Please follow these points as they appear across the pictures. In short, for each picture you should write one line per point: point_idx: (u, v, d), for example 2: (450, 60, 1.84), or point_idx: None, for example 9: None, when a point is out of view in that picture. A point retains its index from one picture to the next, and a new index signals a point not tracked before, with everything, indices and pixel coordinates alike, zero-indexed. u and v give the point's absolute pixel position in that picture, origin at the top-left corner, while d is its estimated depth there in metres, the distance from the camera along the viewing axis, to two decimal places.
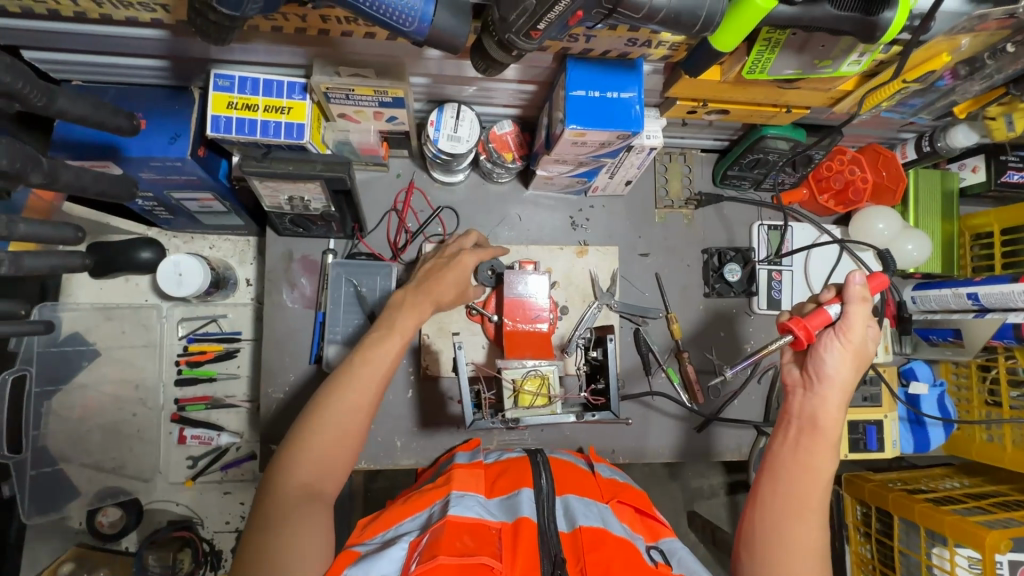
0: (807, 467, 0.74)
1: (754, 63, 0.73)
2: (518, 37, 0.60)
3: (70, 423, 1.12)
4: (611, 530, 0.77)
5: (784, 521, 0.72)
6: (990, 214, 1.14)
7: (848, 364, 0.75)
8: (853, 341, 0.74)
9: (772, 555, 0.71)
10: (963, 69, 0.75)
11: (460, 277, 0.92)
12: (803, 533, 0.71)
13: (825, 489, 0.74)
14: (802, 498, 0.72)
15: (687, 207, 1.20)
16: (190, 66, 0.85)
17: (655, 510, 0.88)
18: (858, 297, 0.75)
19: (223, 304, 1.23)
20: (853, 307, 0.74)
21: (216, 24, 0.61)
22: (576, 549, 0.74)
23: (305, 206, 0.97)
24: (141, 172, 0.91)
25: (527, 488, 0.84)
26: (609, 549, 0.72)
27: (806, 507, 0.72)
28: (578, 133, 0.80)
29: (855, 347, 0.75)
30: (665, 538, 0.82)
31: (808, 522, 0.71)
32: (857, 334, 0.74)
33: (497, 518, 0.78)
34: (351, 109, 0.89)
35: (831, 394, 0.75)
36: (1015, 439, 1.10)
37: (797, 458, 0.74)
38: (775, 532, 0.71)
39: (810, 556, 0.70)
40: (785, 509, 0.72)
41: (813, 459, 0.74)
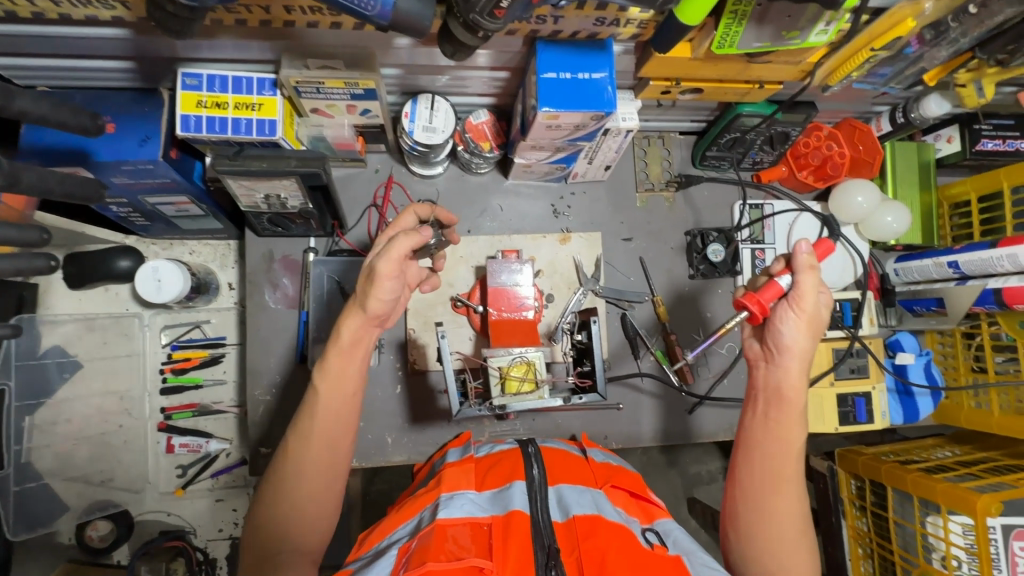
0: (780, 437, 0.75)
1: (723, 37, 0.73)
2: (482, 17, 0.60)
3: (53, 439, 1.08)
4: (606, 515, 0.76)
5: (766, 496, 0.73)
6: (967, 182, 1.15)
7: (804, 333, 0.73)
8: (810, 310, 0.72)
9: (756, 530, 0.73)
10: (929, 33, 0.75)
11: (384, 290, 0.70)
12: (786, 503, 0.73)
13: (798, 456, 0.75)
14: (779, 469, 0.74)
15: (668, 189, 1.21)
16: (156, 66, 0.84)
17: (649, 493, 0.88)
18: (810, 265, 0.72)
19: (206, 309, 1.22)
20: (803, 276, 0.72)
21: (174, 15, 0.60)
22: (572, 538, 0.73)
23: (282, 204, 0.96)
24: (113, 176, 0.90)
25: (519, 480, 0.83)
26: (604, 535, 0.71)
27: (783, 478, 0.74)
28: (551, 116, 0.80)
29: (809, 315, 0.73)
30: (659, 520, 0.82)
31: (788, 491, 0.73)
32: (812, 302, 0.72)
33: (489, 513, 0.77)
34: (323, 103, 0.89)
35: (791, 365, 0.74)
36: (1001, 405, 1.11)
37: (769, 430, 0.75)
38: (760, 508, 0.73)
39: (792, 524, 0.72)
40: (764, 484, 0.74)
41: (784, 429, 0.75)
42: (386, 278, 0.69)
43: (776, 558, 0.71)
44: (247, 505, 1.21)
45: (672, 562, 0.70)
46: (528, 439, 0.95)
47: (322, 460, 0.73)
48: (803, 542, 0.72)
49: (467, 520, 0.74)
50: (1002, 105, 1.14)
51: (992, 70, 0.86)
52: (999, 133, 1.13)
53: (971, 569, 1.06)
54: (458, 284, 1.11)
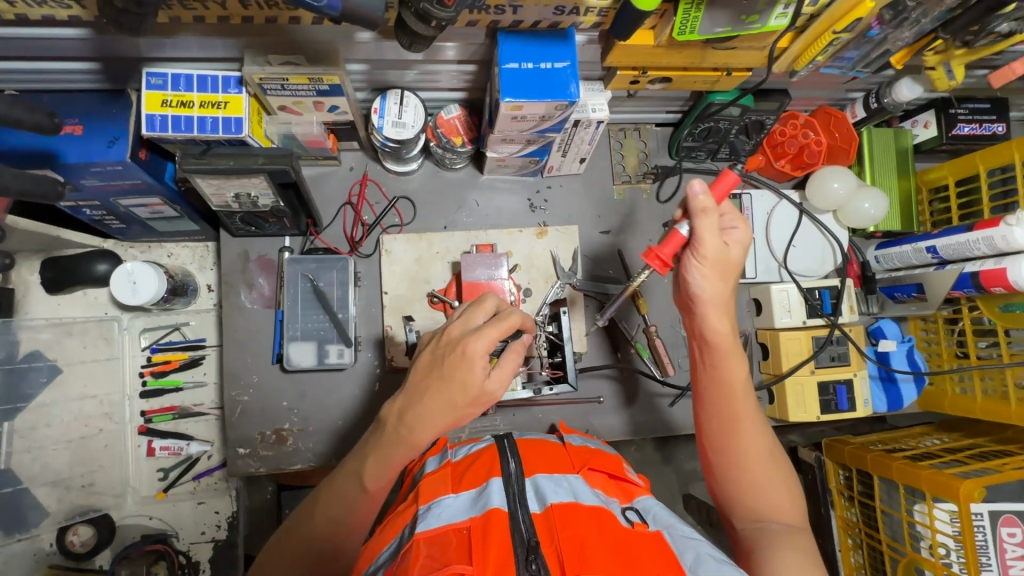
0: (722, 379, 0.78)
1: (682, 23, 0.74)
2: (432, 6, 0.60)
3: (44, 439, 1.04)
4: (583, 500, 0.74)
5: (731, 440, 0.77)
6: (944, 166, 1.14)
7: (711, 278, 0.75)
8: (712, 254, 0.74)
9: (726, 470, 0.77)
10: (887, 13, 0.75)
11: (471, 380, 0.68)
12: (751, 441, 0.76)
13: (747, 393, 0.78)
14: (734, 411, 0.78)
15: (646, 181, 1.20)
16: (124, 68, 0.83)
17: (627, 472, 0.88)
18: (701, 209, 0.73)
19: (185, 312, 1.22)
20: (700, 222, 0.73)
21: (125, 11, 0.60)
22: (550, 528, 0.70)
23: (254, 203, 0.95)
24: (83, 179, 0.89)
25: (496, 477, 0.80)
26: (583, 523, 0.69)
27: (737, 417, 0.77)
28: (514, 107, 0.80)
29: (713, 260, 0.74)
30: (639, 497, 0.82)
31: (749, 429, 0.77)
32: (713, 245, 0.74)
33: (466, 514, 0.74)
34: (290, 101, 0.89)
35: (707, 311, 0.76)
36: (985, 390, 1.10)
37: (714, 375, 0.79)
38: (732, 455, 0.77)
39: (756, 457, 0.76)
40: (720, 426, 0.78)
41: (724, 371, 0.78)
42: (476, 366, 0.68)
43: (762, 498, 0.75)
44: (229, 507, 1.20)
45: (654, 539, 0.70)
46: (504, 435, 0.94)
47: (352, 516, 0.76)
48: (779, 471, 0.76)
49: (446, 527, 0.72)
50: (977, 90, 1.14)
51: (959, 52, 0.86)
52: (975, 118, 1.12)
53: (956, 556, 1.06)
54: (434, 281, 1.11)
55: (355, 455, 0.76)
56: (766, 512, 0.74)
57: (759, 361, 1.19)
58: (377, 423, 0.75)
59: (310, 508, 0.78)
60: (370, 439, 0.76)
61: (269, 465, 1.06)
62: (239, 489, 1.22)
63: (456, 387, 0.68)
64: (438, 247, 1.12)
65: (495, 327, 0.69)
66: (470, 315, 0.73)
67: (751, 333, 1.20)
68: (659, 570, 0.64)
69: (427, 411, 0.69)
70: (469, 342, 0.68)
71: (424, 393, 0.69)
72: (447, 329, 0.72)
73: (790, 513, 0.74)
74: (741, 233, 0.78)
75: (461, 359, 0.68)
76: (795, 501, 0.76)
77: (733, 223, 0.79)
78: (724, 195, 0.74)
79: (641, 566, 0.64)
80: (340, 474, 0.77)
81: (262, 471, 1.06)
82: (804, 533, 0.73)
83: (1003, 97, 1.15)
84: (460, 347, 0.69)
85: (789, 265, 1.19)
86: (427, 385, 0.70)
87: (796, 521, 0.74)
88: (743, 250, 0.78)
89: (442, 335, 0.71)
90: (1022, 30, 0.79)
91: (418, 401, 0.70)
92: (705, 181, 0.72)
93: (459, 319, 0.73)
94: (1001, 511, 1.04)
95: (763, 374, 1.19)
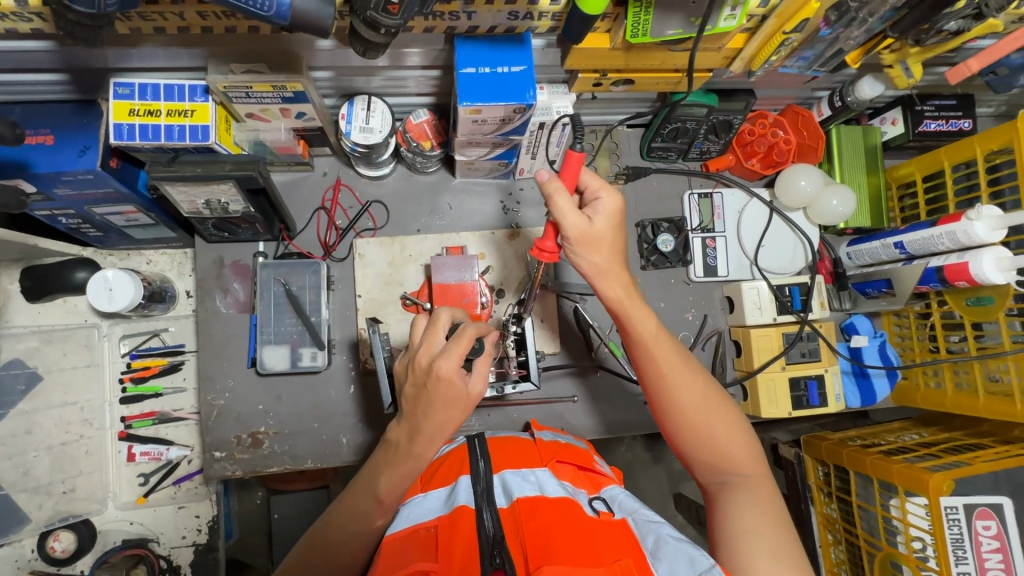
0: (639, 344, 0.78)
1: (634, 25, 0.75)
2: (378, 13, 0.62)
3: (26, 445, 1.07)
4: (549, 493, 0.74)
5: (668, 400, 0.78)
6: (912, 163, 1.16)
7: (592, 255, 0.73)
8: (578, 235, 0.70)
9: (674, 427, 0.79)
10: (833, 15, 0.77)
11: (456, 393, 0.71)
12: (687, 396, 0.78)
13: (666, 343, 0.79)
14: (662, 371, 0.78)
15: (618, 182, 1.21)
16: (93, 79, 0.85)
17: (595, 463, 0.87)
18: (554, 192, 0.66)
19: (164, 318, 1.24)
20: (556, 210, 0.68)
21: (79, 24, 0.61)
22: (515, 523, 0.70)
23: (224, 209, 0.96)
24: (55, 188, 0.89)
25: (465, 475, 0.79)
26: (547, 516, 0.69)
27: (664, 372, 0.78)
28: (472, 110, 0.82)
29: (583, 239, 0.71)
30: (607, 487, 0.82)
31: (682, 386, 0.78)
32: (576, 223, 0.69)
33: (434, 514, 0.74)
34: (257, 108, 0.90)
35: (600, 285, 0.76)
36: (956, 383, 1.11)
37: (632, 338, 0.79)
38: (673, 412, 0.78)
39: (694, 405, 0.78)
40: (653, 386, 0.79)
41: (637, 331, 0.78)
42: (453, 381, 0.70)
43: (711, 448, 0.77)
44: (210, 511, 1.21)
45: (619, 527, 0.71)
46: (475, 433, 0.89)
47: (370, 529, 0.78)
48: (722, 415, 0.78)
49: (413, 527, 0.73)
50: (942, 86, 1.15)
51: (914, 50, 0.88)
52: (941, 114, 1.13)
53: (931, 549, 1.05)
54: (407, 283, 1.13)
55: (367, 473, 0.79)
56: (720, 460, 0.77)
57: (732, 358, 1.20)
58: (388, 443, 0.77)
59: (324, 528, 0.79)
60: (381, 457, 0.79)
61: (246, 467, 1.07)
62: (219, 493, 1.23)
63: (449, 406, 0.72)
64: (412, 250, 1.13)
65: (459, 345, 0.70)
66: (432, 337, 0.73)
67: (725, 331, 1.21)
68: (620, 557, 0.64)
69: (430, 433, 0.73)
70: (440, 367, 0.69)
71: (420, 422, 0.72)
72: (417, 358, 0.73)
73: (741, 455, 0.77)
74: (609, 194, 0.73)
75: (441, 384, 0.70)
76: (744, 440, 0.78)
77: (601, 188, 0.72)
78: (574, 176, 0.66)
79: (602, 554, 0.64)
80: (352, 493, 0.79)
81: (238, 473, 1.07)
82: (759, 466, 0.77)
83: (968, 93, 1.17)
84: (435, 375, 0.70)
85: (760, 262, 1.20)
86: (419, 410, 0.73)
87: (749, 460, 0.77)
88: (614, 216, 0.73)
89: (413, 368, 0.72)
90: (970, 28, 0.80)
91: (420, 427, 0.73)
92: (545, 170, 0.66)
93: (423, 346, 0.73)
94: (975, 504, 1.01)
95: (737, 371, 1.20)
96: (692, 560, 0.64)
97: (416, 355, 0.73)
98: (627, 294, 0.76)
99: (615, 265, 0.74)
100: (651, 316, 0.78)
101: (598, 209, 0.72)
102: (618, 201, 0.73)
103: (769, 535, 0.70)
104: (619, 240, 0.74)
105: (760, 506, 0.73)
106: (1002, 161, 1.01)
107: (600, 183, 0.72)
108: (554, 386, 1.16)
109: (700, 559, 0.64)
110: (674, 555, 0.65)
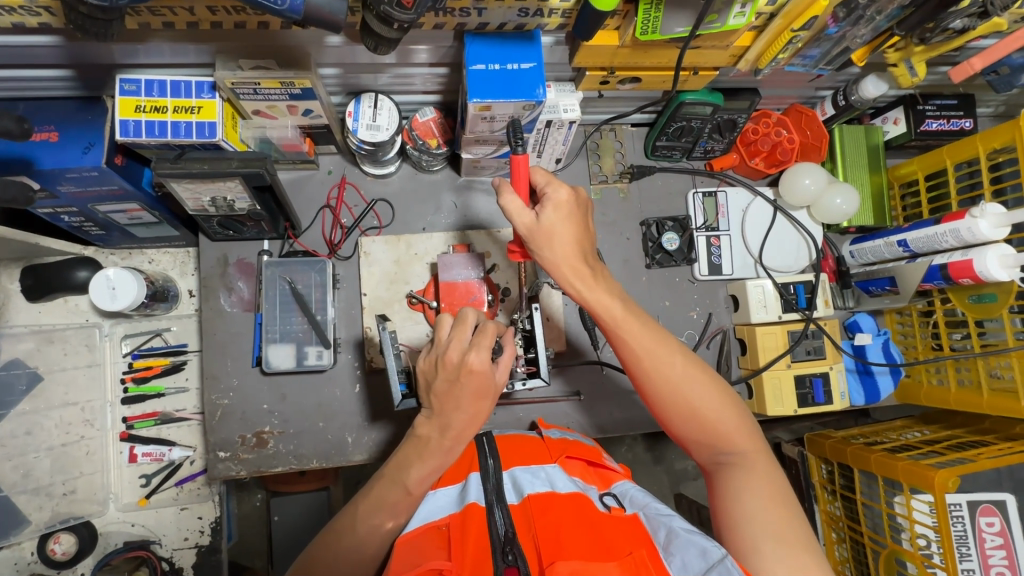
0: (611, 331, 0.77)
1: (644, 23, 0.75)
2: (393, 8, 0.62)
3: (27, 446, 1.04)
4: (559, 488, 0.74)
5: (648, 385, 0.76)
6: (914, 162, 1.17)
7: (550, 248, 0.75)
8: (528, 232, 0.74)
9: (662, 413, 0.77)
10: (841, 11, 0.78)
11: (478, 383, 0.74)
12: (668, 380, 0.75)
13: (640, 327, 0.76)
14: (639, 356, 0.76)
15: (622, 181, 1.22)
16: (98, 75, 0.84)
17: (605, 459, 0.87)
18: (503, 193, 0.73)
19: (167, 318, 1.22)
20: (506, 205, 0.73)
21: (90, 17, 0.61)
22: (526, 519, 0.69)
23: (230, 207, 0.96)
24: (59, 185, 0.88)
25: (475, 472, 0.79)
26: (558, 512, 0.69)
27: (640, 357, 0.76)
28: (482, 107, 0.82)
29: (540, 233, 0.74)
30: (616, 483, 0.81)
31: (661, 370, 0.75)
32: (524, 219, 0.73)
33: (446, 512, 0.73)
34: (264, 105, 0.90)
35: (562, 280, 0.76)
36: (960, 380, 1.11)
37: (603, 325, 0.77)
38: (657, 397, 0.76)
39: (677, 388, 0.75)
40: (634, 373, 0.77)
41: (608, 318, 0.76)
42: (478, 371, 0.73)
43: (701, 429, 0.75)
44: (213, 512, 1.20)
45: (631, 522, 0.70)
46: (483, 431, 0.88)
47: (384, 530, 0.77)
48: (709, 395, 0.75)
49: (426, 526, 0.72)
50: (943, 86, 1.16)
51: (919, 49, 0.89)
52: (943, 114, 1.14)
53: (935, 546, 1.05)
54: (413, 281, 1.13)
55: (391, 473, 0.78)
56: (712, 440, 0.75)
57: (736, 356, 1.21)
58: (416, 438, 0.79)
59: (341, 529, 0.77)
60: (403, 459, 0.78)
61: (250, 467, 1.07)
62: (222, 494, 1.22)
63: (478, 399, 0.75)
64: (417, 249, 1.14)
65: (487, 338, 0.74)
66: (460, 332, 0.76)
67: (729, 329, 1.22)
68: (633, 549, 0.64)
69: (461, 426, 0.76)
70: (471, 361, 0.73)
71: (451, 416, 0.75)
72: (446, 354, 0.75)
73: (734, 434, 0.74)
74: (557, 187, 0.75)
75: (473, 377, 0.73)
76: (736, 417, 0.75)
77: (550, 183, 0.75)
78: (522, 174, 0.74)
79: (615, 547, 0.64)
80: (370, 494, 0.78)
81: (243, 473, 1.07)
82: (756, 440, 0.74)
83: (969, 93, 1.18)
84: (466, 369, 0.73)
85: (766, 261, 1.21)
86: (450, 405, 0.75)
87: (744, 438, 0.74)
88: (565, 206, 0.74)
89: (443, 364, 0.74)
90: (974, 26, 0.81)
91: (450, 421, 0.76)
92: (496, 176, 0.74)
93: (452, 341, 0.75)
94: (979, 501, 1.03)
95: (741, 369, 1.20)
96: (704, 551, 0.63)
97: (445, 352, 0.75)
98: (588, 284, 0.76)
99: (576, 253, 0.75)
100: (618, 302, 0.76)
101: (547, 203, 0.74)
102: (567, 192, 0.75)
103: (770, 516, 0.67)
104: (576, 228, 0.75)
105: (759, 484, 0.70)
106: (1004, 160, 1.02)
107: (548, 179, 0.76)
108: (559, 384, 1.16)
109: (711, 549, 0.63)
110: (686, 547, 0.64)
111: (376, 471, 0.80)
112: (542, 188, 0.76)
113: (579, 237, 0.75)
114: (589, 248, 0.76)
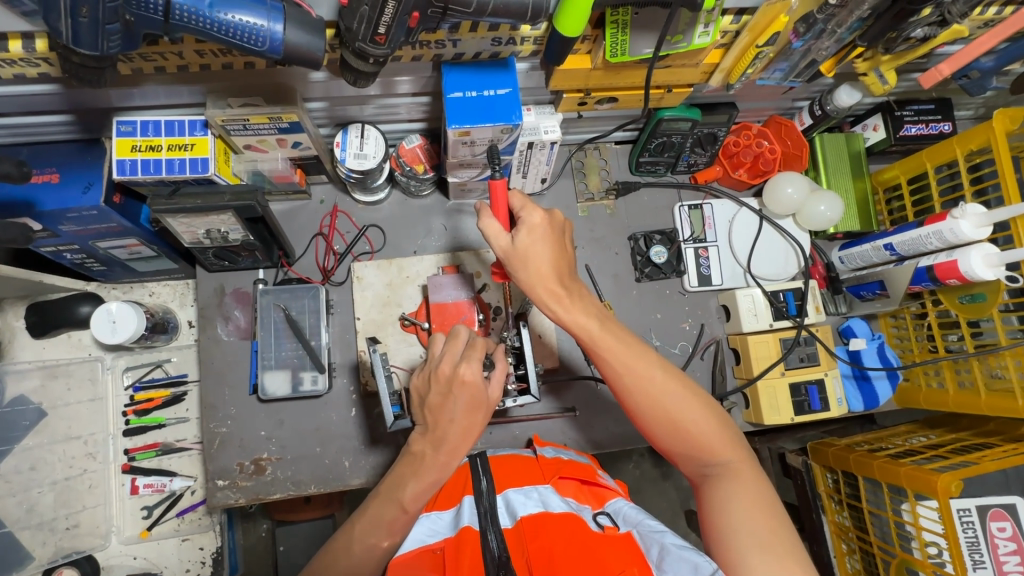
0: (589, 349, 0.78)
1: (612, 46, 0.78)
2: (367, 44, 0.66)
3: (30, 481, 1.04)
4: (553, 509, 0.73)
5: (631, 401, 0.77)
6: (896, 166, 1.19)
7: (529, 267, 0.76)
8: (504, 255, 0.76)
9: (647, 428, 0.77)
10: (801, 26, 0.80)
11: (465, 401, 0.75)
12: (649, 394, 0.75)
13: (619, 344, 0.76)
14: (618, 371, 0.76)
15: (608, 198, 1.24)
16: (97, 118, 0.88)
17: (600, 477, 0.87)
18: (483, 216, 0.76)
19: (167, 349, 1.25)
20: (486, 225, 0.76)
21: (83, 66, 0.63)
22: (520, 542, 0.69)
23: (225, 238, 0.99)
24: (60, 225, 0.92)
25: (468, 495, 0.78)
26: (551, 532, 0.68)
27: (621, 374, 0.76)
28: (462, 132, 0.85)
29: (520, 254, 0.76)
30: (610, 501, 0.81)
31: (642, 385, 0.75)
32: (500, 243, 0.76)
33: (441, 536, 0.74)
34: (254, 139, 0.93)
35: (543, 300, 0.77)
36: (959, 382, 1.10)
37: (582, 343, 0.78)
38: (641, 412, 0.76)
39: (659, 402, 0.75)
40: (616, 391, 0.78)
41: (586, 338, 0.77)
42: (469, 382, 0.75)
43: (685, 442, 0.75)
44: (215, 542, 1.21)
45: (624, 540, 0.70)
46: (476, 452, 0.87)
47: (381, 549, 0.76)
48: (691, 408, 0.75)
49: (420, 549, 0.72)
50: (919, 92, 1.18)
51: (886, 58, 0.91)
52: (921, 118, 1.16)
53: (946, 554, 1.02)
54: (405, 304, 1.15)
55: (387, 487, 0.79)
56: (697, 452, 0.75)
57: (731, 365, 1.21)
58: (410, 455, 0.79)
59: (338, 551, 0.77)
60: (401, 471, 0.79)
61: (249, 495, 1.07)
62: (223, 523, 1.22)
63: (472, 412, 0.76)
64: (409, 272, 1.16)
65: (478, 352, 0.76)
66: (452, 347, 0.78)
67: (723, 339, 1.22)
68: (625, 567, 0.63)
69: (455, 440, 0.76)
70: (463, 373, 0.75)
71: (446, 430, 0.76)
72: (439, 367, 0.77)
73: (717, 445, 0.74)
74: (532, 210, 0.76)
75: (466, 389, 0.75)
76: (720, 428, 0.75)
77: (525, 206, 0.76)
78: (501, 200, 0.78)
79: (607, 565, 0.63)
80: (366, 513, 0.78)
81: (241, 501, 1.07)
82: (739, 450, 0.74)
83: (945, 97, 1.20)
84: (459, 381, 0.75)
85: (754, 269, 1.22)
86: (444, 418, 0.77)
87: (728, 449, 0.74)
88: (540, 230, 0.76)
89: (436, 378, 0.76)
90: (936, 34, 0.85)
91: (444, 436, 0.76)
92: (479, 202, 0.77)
93: (445, 355, 0.77)
94: (989, 506, 1.00)
95: (737, 379, 1.20)
96: (696, 567, 0.63)
97: (439, 366, 0.77)
98: (565, 304, 0.77)
99: (555, 274, 0.76)
100: (595, 321, 0.77)
101: (522, 226, 0.76)
102: (541, 215, 0.76)
103: (758, 526, 0.66)
104: (553, 250, 0.76)
105: (745, 494, 0.69)
106: (983, 160, 1.03)
107: (524, 202, 0.76)
108: (553, 400, 1.17)
109: (703, 565, 0.62)
110: (678, 564, 0.64)
111: (372, 489, 0.81)
112: (518, 211, 0.77)
113: (555, 258, 0.76)
114: (566, 268, 0.77)
